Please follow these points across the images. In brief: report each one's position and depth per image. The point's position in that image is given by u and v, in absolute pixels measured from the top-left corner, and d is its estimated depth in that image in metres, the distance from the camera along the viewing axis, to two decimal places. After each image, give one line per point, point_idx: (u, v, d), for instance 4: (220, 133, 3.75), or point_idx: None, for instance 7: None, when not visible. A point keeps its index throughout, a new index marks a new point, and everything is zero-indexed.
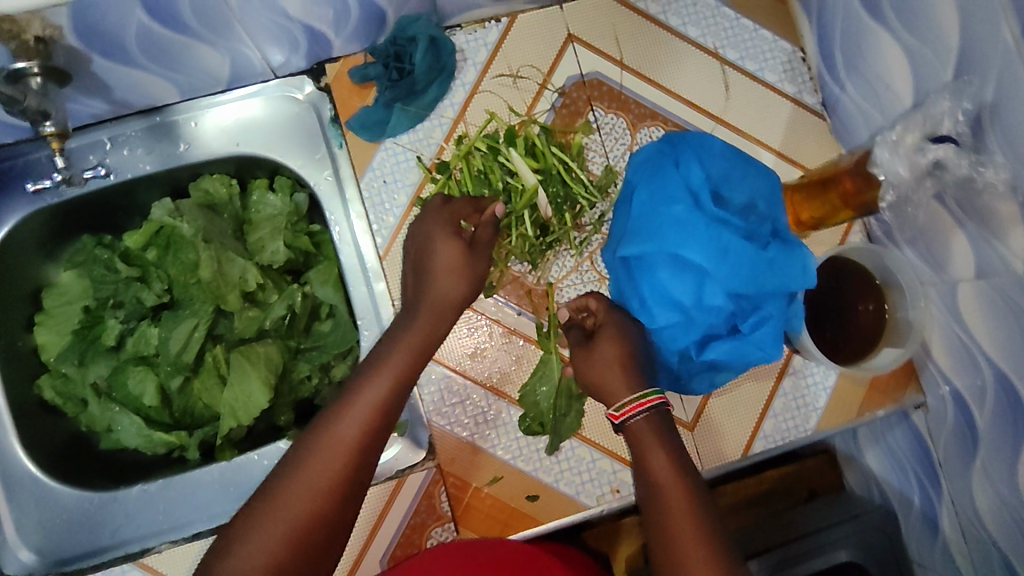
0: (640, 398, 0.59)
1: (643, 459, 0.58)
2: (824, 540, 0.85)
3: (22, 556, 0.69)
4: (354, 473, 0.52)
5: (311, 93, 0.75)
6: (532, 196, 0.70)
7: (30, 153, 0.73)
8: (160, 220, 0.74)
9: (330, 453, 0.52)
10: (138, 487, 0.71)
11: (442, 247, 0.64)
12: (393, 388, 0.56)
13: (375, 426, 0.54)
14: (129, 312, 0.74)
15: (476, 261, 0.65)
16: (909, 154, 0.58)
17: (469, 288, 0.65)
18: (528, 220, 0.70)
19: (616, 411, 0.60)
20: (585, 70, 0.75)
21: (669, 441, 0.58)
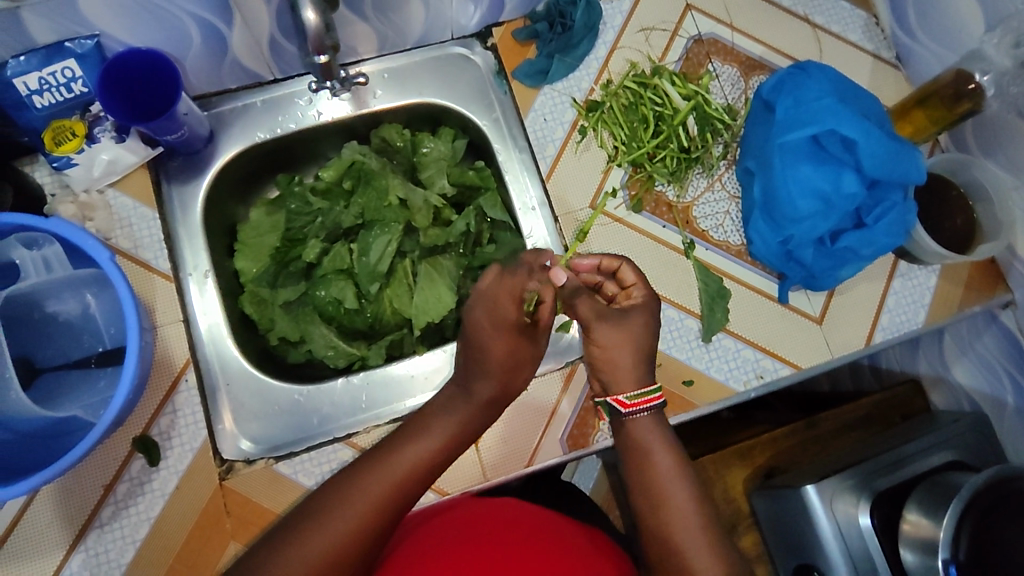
0: (644, 395, 0.72)
1: (643, 455, 0.70)
2: (915, 450, 0.93)
3: (240, 443, 0.76)
4: (377, 525, 0.60)
5: (480, 51, 0.89)
6: (683, 116, 0.84)
7: (245, 99, 0.84)
8: (351, 157, 0.85)
9: (359, 502, 0.60)
10: (342, 382, 0.78)
11: (493, 341, 0.68)
12: (429, 459, 0.64)
13: (407, 487, 0.62)
14: (328, 232, 0.86)
15: (524, 350, 0.70)
16: (1010, 49, 0.75)
17: (513, 382, 0.70)
18: (681, 135, 0.84)
19: (628, 402, 0.72)
20: (704, 31, 0.91)
21: (666, 434, 0.71)
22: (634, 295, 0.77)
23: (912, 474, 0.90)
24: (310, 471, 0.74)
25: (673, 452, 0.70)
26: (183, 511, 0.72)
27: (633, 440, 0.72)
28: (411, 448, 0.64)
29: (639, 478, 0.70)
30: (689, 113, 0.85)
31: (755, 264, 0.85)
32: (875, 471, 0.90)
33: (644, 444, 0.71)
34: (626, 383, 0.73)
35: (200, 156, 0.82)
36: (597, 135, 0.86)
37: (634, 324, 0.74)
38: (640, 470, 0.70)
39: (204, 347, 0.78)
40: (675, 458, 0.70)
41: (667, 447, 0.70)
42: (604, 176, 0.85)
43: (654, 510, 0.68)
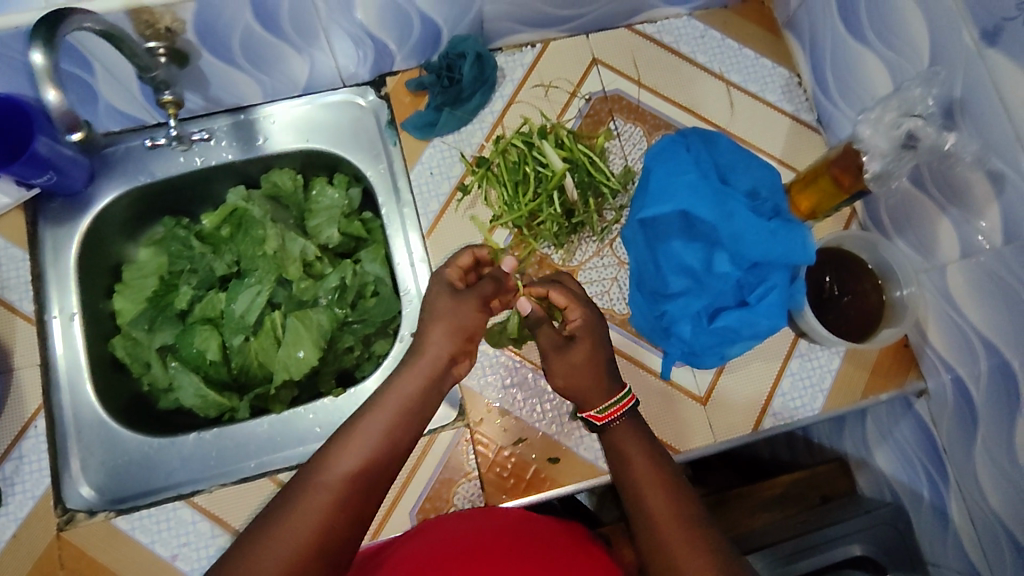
0: (616, 403, 0.69)
1: (619, 455, 0.67)
2: (833, 535, 0.88)
3: (83, 492, 0.75)
4: (344, 526, 0.54)
5: (372, 100, 0.87)
6: (559, 179, 0.80)
7: (129, 141, 0.84)
8: (234, 203, 0.84)
9: (318, 507, 0.53)
10: (194, 436, 0.77)
11: (439, 297, 0.69)
12: (400, 416, 0.61)
13: (365, 478, 0.57)
14: (201, 279, 0.84)
15: (470, 308, 0.68)
16: (888, 129, 0.67)
17: (464, 338, 0.66)
18: (555, 200, 0.81)
19: (600, 415, 0.69)
20: (608, 88, 0.88)
21: (645, 441, 0.67)
22: (573, 317, 0.73)
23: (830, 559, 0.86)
24: (148, 528, 0.72)
25: (653, 454, 0.65)
26: (17, 560, 0.71)
27: (616, 450, 0.67)
28: (345, 453, 0.57)
29: (623, 479, 0.65)
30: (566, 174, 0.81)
31: (639, 336, 0.79)
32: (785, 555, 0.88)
33: (621, 450, 0.67)
34: (594, 398, 0.69)
35: (81, 197, 0.82)
36: (483, 192, 0.83)
37: (583, 348, 0.70)
38: (618, 464, 0.66)
39: (60, 392, 0.77)
40: (652, 456, 0.65)
41: (638, 441, 0.67)
42: (487, 236, 0.82)
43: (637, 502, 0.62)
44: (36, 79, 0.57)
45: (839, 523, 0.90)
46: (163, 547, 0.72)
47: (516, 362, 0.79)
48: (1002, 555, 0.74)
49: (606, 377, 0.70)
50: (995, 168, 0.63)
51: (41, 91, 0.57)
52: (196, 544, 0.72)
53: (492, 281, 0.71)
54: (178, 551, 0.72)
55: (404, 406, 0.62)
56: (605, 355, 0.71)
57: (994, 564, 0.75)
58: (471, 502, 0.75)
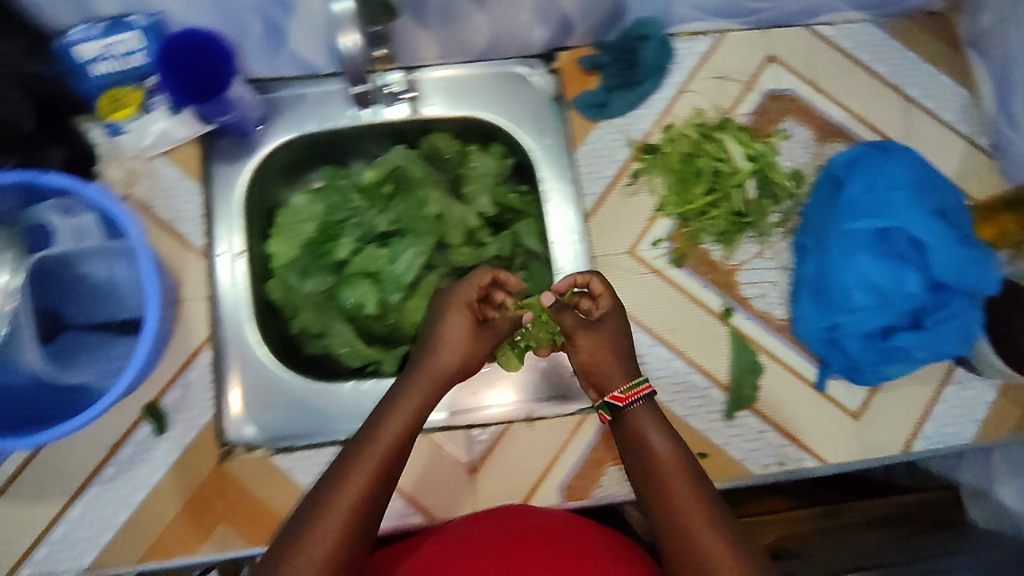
0: (634, 386, 0.69)
1: (636, 437, 0.66)
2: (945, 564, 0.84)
3: (242, 428, 0.76)
4: (369, 513, 0.57)
5: (541, 74, 0.86)
6: (741, 178, 0.79)
7: (298, 89, 0.84)
8: (396, 161, 0.84)
9: (344, 504, 0.56)
10: (350, 385, 0.78)
11: (455, 322, 0.71)
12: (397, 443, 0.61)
13: (387, 470, 0.60)
14: (363, 233, 0.85)
15: (486, 339, 0.72)
16: None
17: (472, 362, 0.71)
18: (734, 198, 0.79)
19: (622, 395, 0.68)
20: (779, 87, 0.86)
21: (670, 431, 0.65)
22: (602, 305, 0.74)
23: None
24: (307, 469, 0.74)
25: (674, 441, 0.65)
26: (179, 485, 0.74)
27: (631, 428, 0.67)
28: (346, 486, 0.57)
29: (642, 477, 0.63)
30: (750, 174, 0.79)
31: (795, 342, 0.80)
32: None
33: (643, 434, 0.65)
34: (616, 379, 0.70)
35: (248, 139, 0.82)
36: (648, 179, 0.82)
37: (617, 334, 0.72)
38: (636, 451, 0.65)
39: (224, 327, 0.78)
40: (673, 446, 0.64)
41: (665, 435, 0.65)
42: (647, 225, 0.82)
43: (663, 503, 0.60)
44: (337, 25, 0.65)
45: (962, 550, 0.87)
46: (321, 489, 0.75)
47: (671, 355, 0.79)
48: None
49: (623, 361, 0.71)
50: None
51: (343, 34, 0.65)
52: None
53: (508, 322, 0.74)
54: None
55: (404, 430, 0.62)
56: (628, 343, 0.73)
57: None
58: (618, 485, 0.76)
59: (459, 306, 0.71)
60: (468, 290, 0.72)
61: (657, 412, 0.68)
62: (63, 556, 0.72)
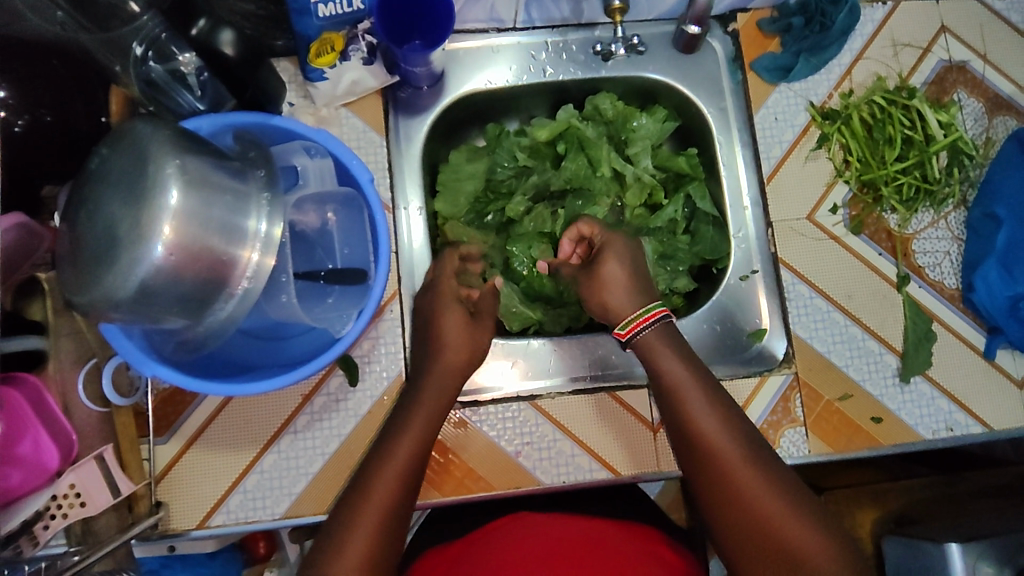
0: (642, 314, 0.70)
1: (681, 411, 0.65)
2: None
3: None
4: (398, 505, 0.60)
5: (718, 35, 0.86)
6: (942, 147, 0.81)
7: (483, 41, 0.84)
8: (568, 120, 0.85)
9: (374, 499, 0.59)
10: (532, 343, 0.80)
11: (450, 317, 0.71)
12: (417, 443, 0.64)
13: (409, 465, 0.62)
14: (536, 192, 0.84)
15: (483, 327, 0.73)
16: None
17: (479, 348, 0.72)
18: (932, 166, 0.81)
19: (623, 331, 0.70)
20: (953, 57, 0.87)
21: (687, 362, 0.67)
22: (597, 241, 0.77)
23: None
24: (494, 423, 0.76)
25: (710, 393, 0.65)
26: (371, 434, 0.73)
27: (647, 360, 0.69)
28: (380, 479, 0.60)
29: (707, 477, 0.62)
30: (946, 146, 0.81)
31: (965, 312, 0.81)
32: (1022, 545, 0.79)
33: (657, 366, 0.67)
34: (624, 311, 0.71)
35: (430, 92, 0.82)
36: (829, 145, 0.83)
37: (608, 264, 0.73)
38: (677, 424, 0.65)
39: (407, 281, 0.78)
40: (696, 379, 0.66)
41: (715, 416, 0.64)
42: (826, 190, 0.82)
43: (731, 499, 0.60)
44: None
45: None
46: (506, 442, 0.76)
47: (847, 321, 0.79)
48: None
49: (631, 288, 0.72)
50: None
51: None
52: (538, 443, 0.76)
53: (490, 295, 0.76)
54: (521, 448, 0.76)
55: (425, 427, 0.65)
56: (632, 268, 0.74)
57: None
58: (796, 447, 0.77)
59: (449, 297, 0.73)
60: (445, 283, 0.74)
61: (669, 332, 0.70)
62: (256, 504, 0.71)
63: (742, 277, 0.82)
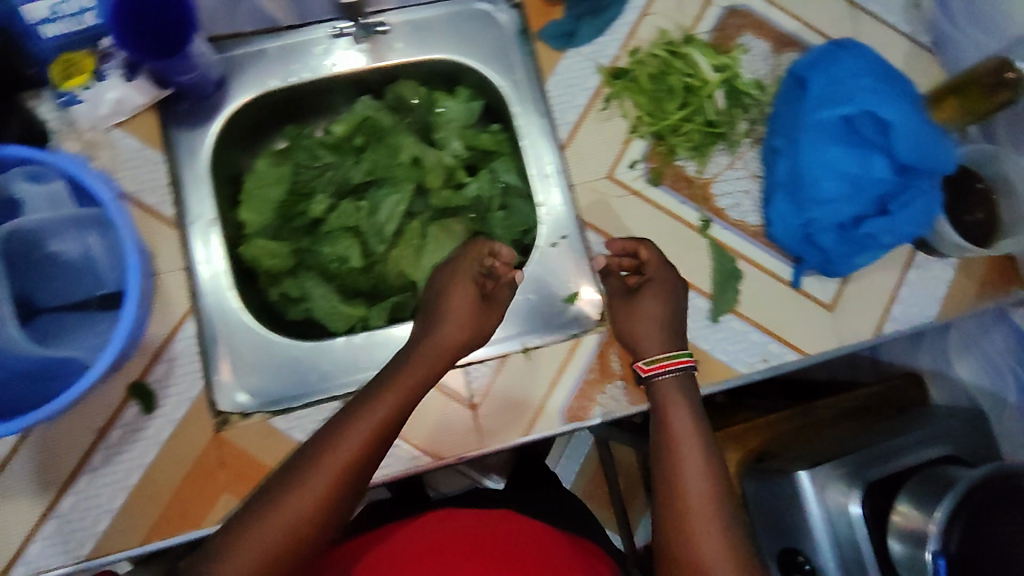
0: (670, 357, 0.74)
1: (665, 411, 0.71)
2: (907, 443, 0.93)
3: (235, 396, 0.75)
4: (344, 486, 0.60)
5: (503, 9, 0.85)
6: (712, 88, 0.82)
7: (257, 44, 0.81)
8: (364, 112, 0.83)
9: (329, 471, 0.60)
10: (343, 340, 0.78)
11: (460, 298, 0.74)
12: (383, 425, 0.63)
13: (368, 450, 0.62)
14: (336, 188, 0.84)
15: (489, 315, 0.75)
16: None
17: (474, 337, 0.73)
18: (708, 109, 0.82)
19: (646, 367, 0.73)
20: (737, 2, 0.87)
21: (692, 408, 0.72)
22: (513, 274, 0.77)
23: (907, 465, 0.92)
24: (306, 427, 0.74)
25: (697, 422, 0.71)
26: (177, 460, 0.72)
27: (658, 401, 0.73)
28: (342, 446, 0.61)
29: (668, 512, 0.66)
30: (718, 86, 0.82)
31: (770, 246, 0.82)
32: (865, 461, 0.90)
33: (667, 411, 0.71)
34: (650, 347, 0.74)
35: (209, 102, 0.80)
36: (619, 103, 0.83)
37: (647, 301, 0.76)
38: (661, 439, 0.70)
39: (203, 297, 0.77)
40: (694, 427, 0.70)
41: (697, 442, 0.69)
42: (624, 147, 0.83)
43: (670, 484, 0.67)
44: None
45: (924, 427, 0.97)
46: None
47: None
48: None
49: (668, 328, 0.75)
50: None
51: None
52: None
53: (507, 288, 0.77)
54: None
55: (396, 405, 0.65)
56: (673, 307, 0.76)
57: None
58: (615, 402, 0.78)
59: (463, 278, 0.75)
60: (466, 263, 0.76)
61: (685, 386, 0.73)
62: (53, 550, 0.69)
63: (553, 244, 0.82)
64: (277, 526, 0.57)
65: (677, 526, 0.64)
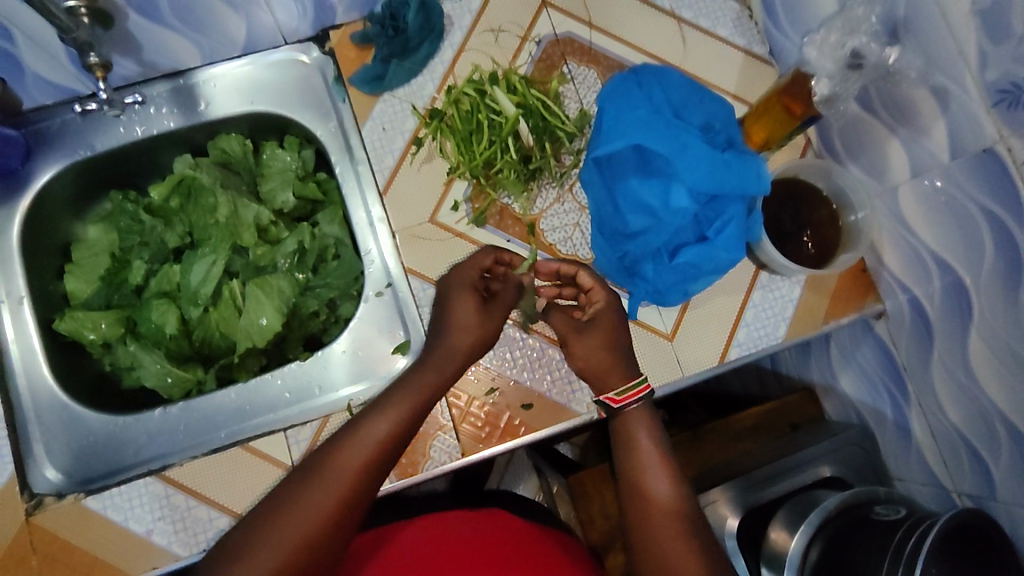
0: (632, 388, 0.70)
1: (628, 444, 0.69)
2: (804, 458, 0.90)
3: (50, 476, 0.73)
4: (353, 495, 0.61)
5: (316, 56, 0.84)
6: (513, 125, 0.79)
7: (65, 114, 0.81)
8: (181, 171, 0.82)
9: (332, 480, 0.61)
10: (160, 411, 0.76)
11: (464, 308, 0.71)
12: (388, 434, 0.64)
13: (380, 456, 0.63)
14: (154, 253, 0.84)
15: (496, 317, 0.72)
16: (833, 50, 0.67)
17: (485, 339, 0.71)
18: (511, 147, 0.80)
19: (617, 398, 0.70)
20: (559, 30, 0.85)
21: (653, 428, 0.70)
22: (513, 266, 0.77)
23: (795, 484, 0.88)
24: (119, 505, 0.71)
25: (656, 438, 0.69)
26: None
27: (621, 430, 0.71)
28: (352, 449, 0.62)
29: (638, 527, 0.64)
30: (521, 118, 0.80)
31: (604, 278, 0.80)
32: (759, 481, 0.89)
33: (633, 436, 0.69)
34: (614, 380, 0.71)
35: (19, 176, 0.79)
36: (436, 146, 0.81)
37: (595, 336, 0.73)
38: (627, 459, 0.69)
39: (15, 376, 0.75)
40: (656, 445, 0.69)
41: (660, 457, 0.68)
42: (445, 188, 0.80)
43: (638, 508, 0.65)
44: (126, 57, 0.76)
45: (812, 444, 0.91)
46: (136, 523, 0.71)
47: None
48: (962, 467, 0.74)
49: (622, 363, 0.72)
50: (939, 83, 0.64)
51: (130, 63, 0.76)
52: (171, 516, 0.71)
53: (512, 288, 0.74)
54: (153, 526, 0.71)
55: (416, 406, 0.66)
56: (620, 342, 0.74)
57: (953, 468, 0.76)
58: (446, 454, 0.75)
59: (462, 285, 0.73)
60: (467, 271, 0.74)
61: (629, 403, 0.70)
62: None
63: (377, 293, 0.79)
64: (278, 537, 0.58)
65: (640, 534, 0.64)
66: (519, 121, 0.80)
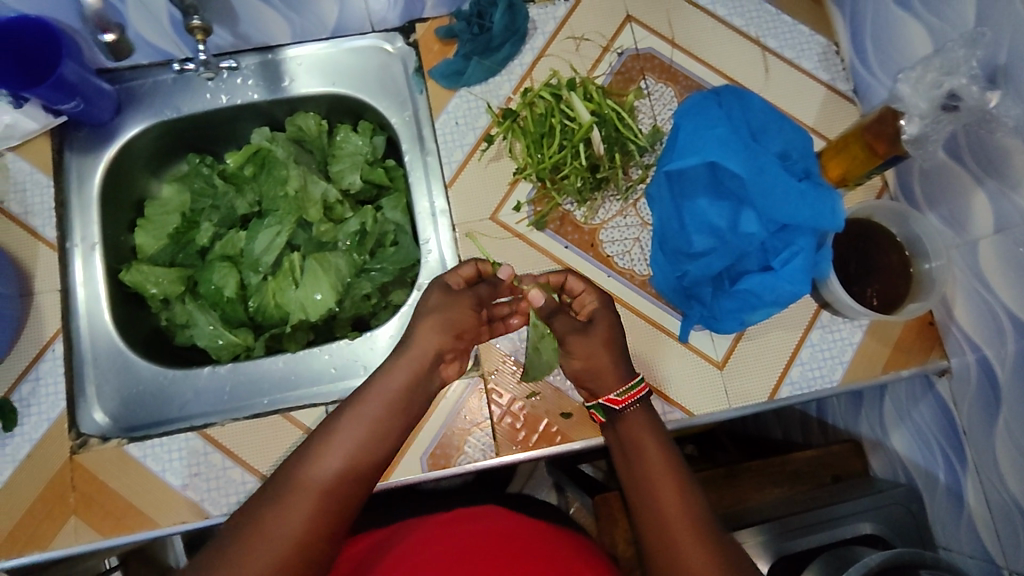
0: (631, 390, 0.68)
1: (636, 452, 0.66)
2: (842, 512, 0.85)
3: (97, 418, 0.76)
4: (334, 505, 0.57)
5: (400, 47, 0.86)
6: (586, 131, 0.80)
7: (157, 76, 0.84)
8: (258, 143, 0.85)
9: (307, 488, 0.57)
10: (208, 370, 0.78)
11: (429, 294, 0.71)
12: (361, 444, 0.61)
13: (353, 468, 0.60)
14: (224, 217, 0.86)
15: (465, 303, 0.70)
16: (928, 89, 0.64)
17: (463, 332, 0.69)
18: (582, 153, 0.80)
19: (619, 399, 0.68)
20: (640, 45, 0.85)
21: (658, 433, 0.67)
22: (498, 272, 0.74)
23: (834, 537, 0.83)
24: (159, 456, 0.73)
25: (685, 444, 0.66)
26: (30, 484, 0.72)
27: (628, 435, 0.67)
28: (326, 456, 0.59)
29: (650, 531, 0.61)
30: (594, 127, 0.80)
31: (659, 298, 0.79)
32: (795, 529, 0.84)
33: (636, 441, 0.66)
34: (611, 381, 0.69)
35: (108, 128, 0.83)
36: (505, 145, 0.82)
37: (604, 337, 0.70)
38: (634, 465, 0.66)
39: (78, 318, 0.78)
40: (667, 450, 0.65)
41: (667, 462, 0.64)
42: (509, 188, 0.81)
43: (651, 513, 0.62)
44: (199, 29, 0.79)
45: (849, 500, 0.86)
46: (173, 476, 0.72)
47: None
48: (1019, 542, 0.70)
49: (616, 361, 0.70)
50: None
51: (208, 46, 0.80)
52: (206, 474, 0.72)
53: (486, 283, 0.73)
54: (188, 481, 0.72)
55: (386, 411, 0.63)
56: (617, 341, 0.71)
57: (1009, 546, 0.71)
58: (481, 452, 0.75)
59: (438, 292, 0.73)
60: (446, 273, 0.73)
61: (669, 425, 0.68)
62: None
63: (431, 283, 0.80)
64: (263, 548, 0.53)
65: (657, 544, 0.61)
66: (593, 130, 0.81)
